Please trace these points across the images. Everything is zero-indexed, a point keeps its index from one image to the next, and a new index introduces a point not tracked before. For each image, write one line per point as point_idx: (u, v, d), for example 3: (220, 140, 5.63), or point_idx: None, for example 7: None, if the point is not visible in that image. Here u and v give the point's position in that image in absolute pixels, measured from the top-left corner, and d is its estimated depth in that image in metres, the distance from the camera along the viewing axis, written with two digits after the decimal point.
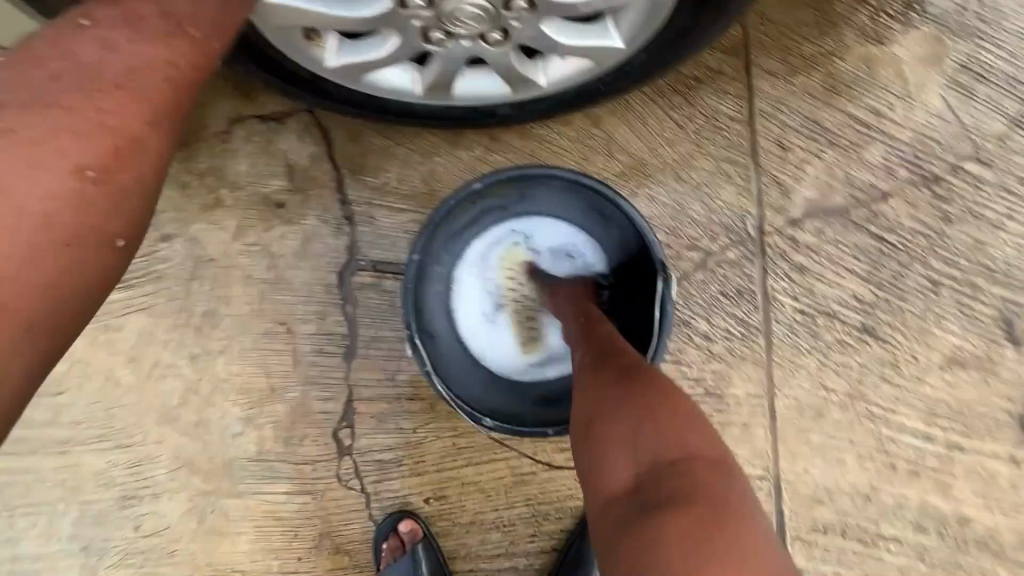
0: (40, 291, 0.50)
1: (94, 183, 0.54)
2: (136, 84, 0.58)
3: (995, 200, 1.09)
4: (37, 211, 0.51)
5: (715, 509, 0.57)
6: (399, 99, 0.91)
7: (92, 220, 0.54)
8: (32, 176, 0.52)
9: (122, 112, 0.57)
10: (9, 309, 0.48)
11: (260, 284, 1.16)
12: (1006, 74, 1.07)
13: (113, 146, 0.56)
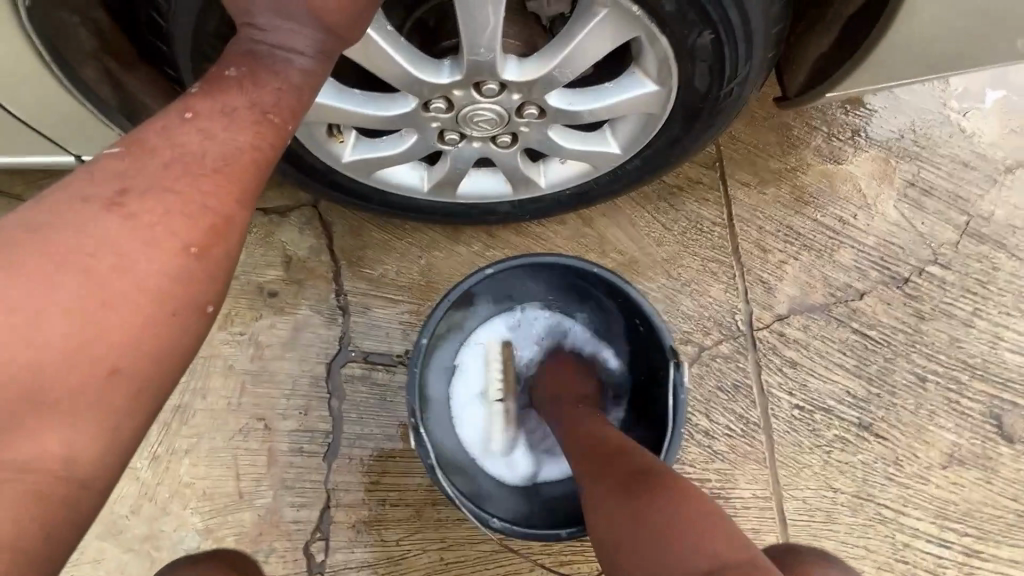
0: (129, 390, 0.45)
1: (193, 264, 0.48)
2: (228, 167, 0.51)
3: (961, 300, 1.16)
4: (129, 295, 0.45)
5: None
6: (406, 194, 0.95)
7: (180, 305, 0.47)
8: (125, 257, 0.45)
9: (223, 185, 0.50)
10: (92, 409, 0.43)
11: (242, 375, 1.10)
12: (947, 190, 1.21)
13: (205, 229, 0.49)
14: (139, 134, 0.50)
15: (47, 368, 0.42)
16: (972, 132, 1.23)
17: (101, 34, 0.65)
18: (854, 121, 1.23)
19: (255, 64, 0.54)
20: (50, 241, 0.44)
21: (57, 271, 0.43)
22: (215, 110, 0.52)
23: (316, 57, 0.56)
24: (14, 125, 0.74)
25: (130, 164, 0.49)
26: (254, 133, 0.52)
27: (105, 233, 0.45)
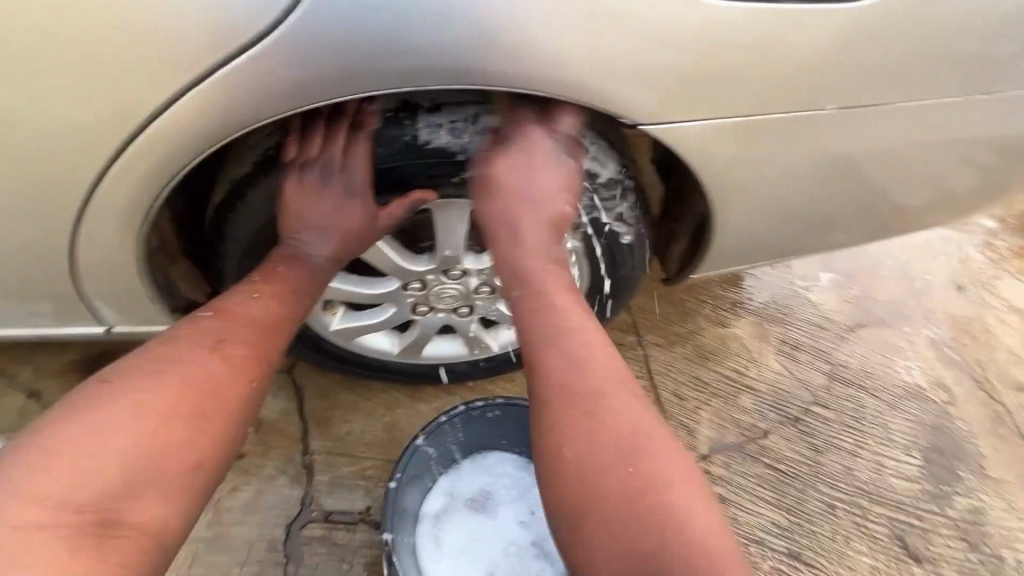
0: (198, 483, 0.60)
1: (254, 389, 0.68)
2: (280, 326, 0.74)
3: (844, 434, 1.40)
4: (214, 406, 0.63)
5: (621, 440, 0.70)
6: (379, 356, 1.12)
7: (238, 422, 0.65)
8: (216, 382, 0.65)
9: (277, 338, 0.73)
10: (176, 498, 0.58)
11: (196, 543, 1.10)
12: (811, 345, 1.52)
13: (261, 368, 0.69)
14: (221, 299, 0.73)
15: (159, 454, 0.58)
16: (818, 302, 1.59)
17: (165, 239, 0.84)
18: (732, 296, 1.56)
19: (295, 263, 0.80)
20: (167, 368, 0.63)
21: (171, 388, 0.61)
22: (273, 288, 0.76)
23: (331, 258, 0.83)
24: (48, 306, 0.88)
25: (219, 322, 0.70)
26: (296, 308, 0.77)
27: (204, 364, 0.65)
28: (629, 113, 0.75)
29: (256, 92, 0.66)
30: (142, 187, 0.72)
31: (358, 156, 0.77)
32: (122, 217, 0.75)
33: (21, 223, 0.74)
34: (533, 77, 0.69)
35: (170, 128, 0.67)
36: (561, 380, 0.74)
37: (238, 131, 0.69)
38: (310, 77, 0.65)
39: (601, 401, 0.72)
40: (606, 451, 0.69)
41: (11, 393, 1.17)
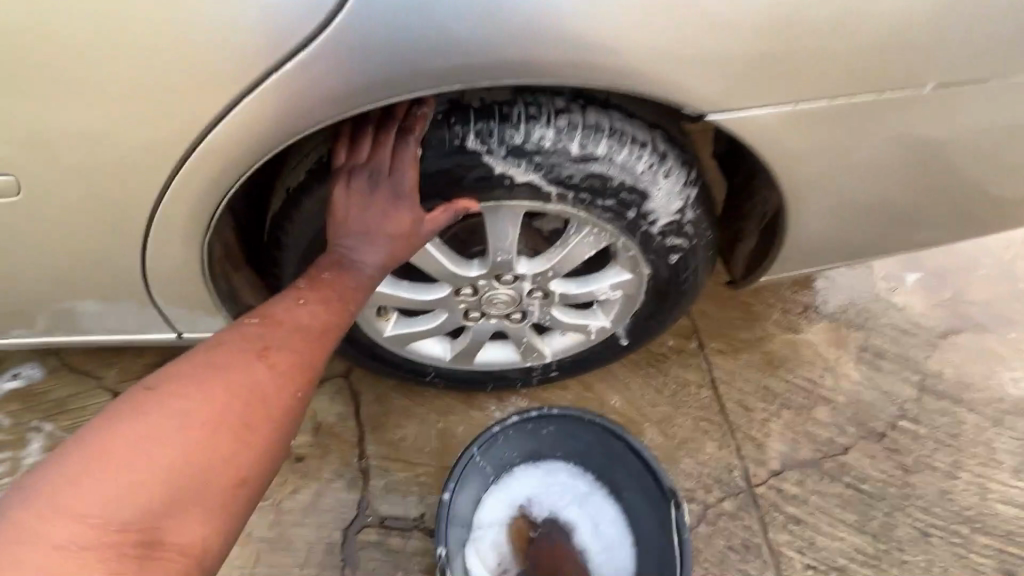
0: (238, 503, 0.58)
1: (299, 401, 0.66)
2: (323, 337, 0.72)
3: (938, 453, 1.26)
4: (258, 422, 0.61)
5: None
6: (432, 363, 1.12)
7: (277, 439, 0.63)
8: (263, 393, 0.63)
9: (321, 348, 0.71)
10: (216, 518, 0.56)
11: (258, 543, 1.13)
12: (897, 353, 1.38)
13: (303, 381, 0.67)
14: (268, 308, 0.72)
15: (205, 469, 0.56)
16: (904, 305, 1.45)
17: (229, 250, 0.87)
18: (804, 299, 1.45)
19: (341, 270, 0.77)
20: (214, 378, 0.61)
21: (217, 400, 0.60)
22: (318, 296, 0.74)
23: (379, 267, 0.78)
24: (126, 314, 0.92)
25: (264, 331, 0.69)
26: (341, 316, 0.75)
27: (250, 375, 0.63)
28: (693, 103, 0.69)
29: (305, 101, 0.66)
30: (202, 200, 0.75)
31: (406, 159, 0.74)
32: (187, 228, 0.78)
33: (97, 240, 0.78)
34: (588, 68, 0.66)
35: (222, 142, 0.69)
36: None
37: (290, 136, 0.69)
38: (356, 81, 0.65)
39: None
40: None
41: (97, 394, 1.26)
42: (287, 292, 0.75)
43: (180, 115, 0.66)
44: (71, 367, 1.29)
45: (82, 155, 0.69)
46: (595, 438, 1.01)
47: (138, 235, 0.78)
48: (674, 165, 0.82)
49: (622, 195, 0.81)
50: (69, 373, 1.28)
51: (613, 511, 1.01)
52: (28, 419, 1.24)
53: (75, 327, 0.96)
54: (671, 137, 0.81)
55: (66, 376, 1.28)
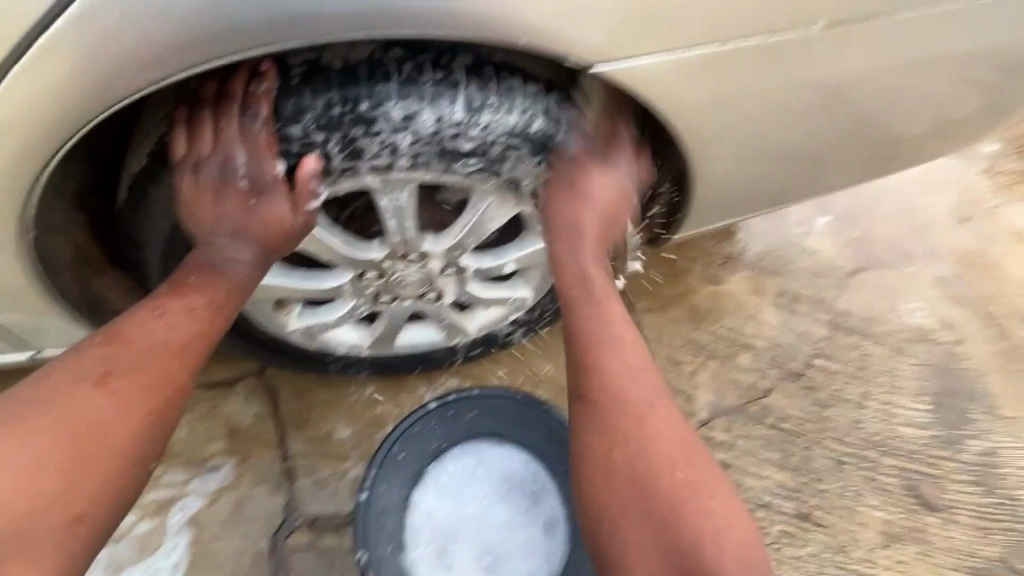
0: (87, 529, 0.58)
1: (149, 425, 0.63)
2: (184, 349, 0.68)
3: (849, 387, 1.34)
4: (101, 452, 0.60)
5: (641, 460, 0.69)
6: (348, 352, 1.04)
7: (126, 463, 0.61)
8: (99, 423, 0.60)
9: (177, 365, 0.67)
10: (58, 550, 0.56)
11: (177, 563, 1.05)
12: (811, 295, 1.44)
13: (158, 401, 0.64)
14: (126, 318, 0.67)
15: (35, 507, 0.56)
16: (816, 249, 1.50)
17: (80, 251, 0.75)
18: (725, 250, 1.47)
19: (210, 274, 0.72)
20: (50, 410, 0.59)
21: (45, 437, 0.58)
22: (185, 305, 0.69)
23: (255, 265, 0.75)
24: None
25: (108, 350, 0.64)
26: (211, 323, 0.70)
27: (87, 403, 0.60)
28: (578, 55, 0.64)
29: (106, 63, 0.55)
30: (8, 194, 0.62)
31: (261, 145, 0.68)
32: (1, 230, 0.65)
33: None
34: (457, 17, 0.59)
35: (14, 116, 0.57)
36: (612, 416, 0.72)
37: (104, 108, 0.58)
38: (177, 37, 0.55)
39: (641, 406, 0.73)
40: (642, 482, 0.68)
41: None
42: (146, 300, 0.69)
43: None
44: None
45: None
46: (522, 416, 1.00)
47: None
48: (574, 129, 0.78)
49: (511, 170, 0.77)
50: None
51: (545, 493, 0.98)
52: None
53: None
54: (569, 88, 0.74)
55: None
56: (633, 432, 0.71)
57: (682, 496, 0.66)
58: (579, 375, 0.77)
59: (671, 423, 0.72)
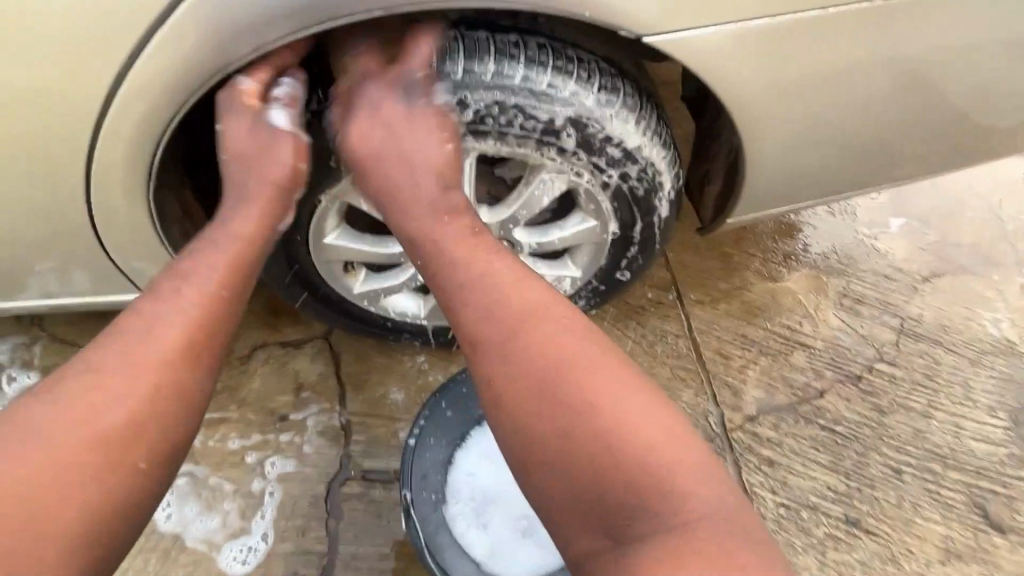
0: (148, 458, 0.59)
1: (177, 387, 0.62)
2: (234, 289, 0.69)
3: (915, 395, 1.27)
4: (158, 384, 0.61)
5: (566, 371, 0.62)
6: (404, 319, 1.12)
7: (180, 394, 0.62)
8: (156, 357, 0.62)
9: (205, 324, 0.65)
10: (122, 477, 0.57)
11: (244, 500, 1.16)
12: (877, 298, 1.38)
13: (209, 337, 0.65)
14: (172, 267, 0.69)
15: (61, 474, 0.55)
16: (886, 251, 1.43)
17: (187, 207, 0.87)
18: (785, 248, 1.43)
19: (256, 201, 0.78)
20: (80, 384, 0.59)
21: (106, 373, 0.60)
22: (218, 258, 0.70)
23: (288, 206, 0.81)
24: (89, 278, 0.91)
25: (162, 290, 0.66)
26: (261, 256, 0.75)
27: (143, 338, 0.62)
28: (636, 27, 0.67)
29: (218, 37, 0.65)
30: (135, 152, 0.73)
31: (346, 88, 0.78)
32: (127, 180, 0.76)
33: (40, 191, 0.76)
34: None
35: (147, 86, 0.67)
36: (544, 374, 0.63)
37: (215, 76, 0.68)
38: (279, 10, 0.64)
39: (541, 334, 0.65)
40: (567, 399, 0.61)
41: None
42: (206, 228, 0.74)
43: (103, 47, 0.64)
44: (52, 335, 1.26)
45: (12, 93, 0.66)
46: None
47: (78, 185, 0.76)
48: (630, 114, 0.80)
49: (562, 150, 0.81)
50: (49, 340, 1.26)
51: None
52: (8, 383, 1.22)
53: (37, 290, 0.94)
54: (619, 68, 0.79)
55: (46, 343, 1.26)
56: (540, 377, 0.63)
57: (594, 444, 0.59)
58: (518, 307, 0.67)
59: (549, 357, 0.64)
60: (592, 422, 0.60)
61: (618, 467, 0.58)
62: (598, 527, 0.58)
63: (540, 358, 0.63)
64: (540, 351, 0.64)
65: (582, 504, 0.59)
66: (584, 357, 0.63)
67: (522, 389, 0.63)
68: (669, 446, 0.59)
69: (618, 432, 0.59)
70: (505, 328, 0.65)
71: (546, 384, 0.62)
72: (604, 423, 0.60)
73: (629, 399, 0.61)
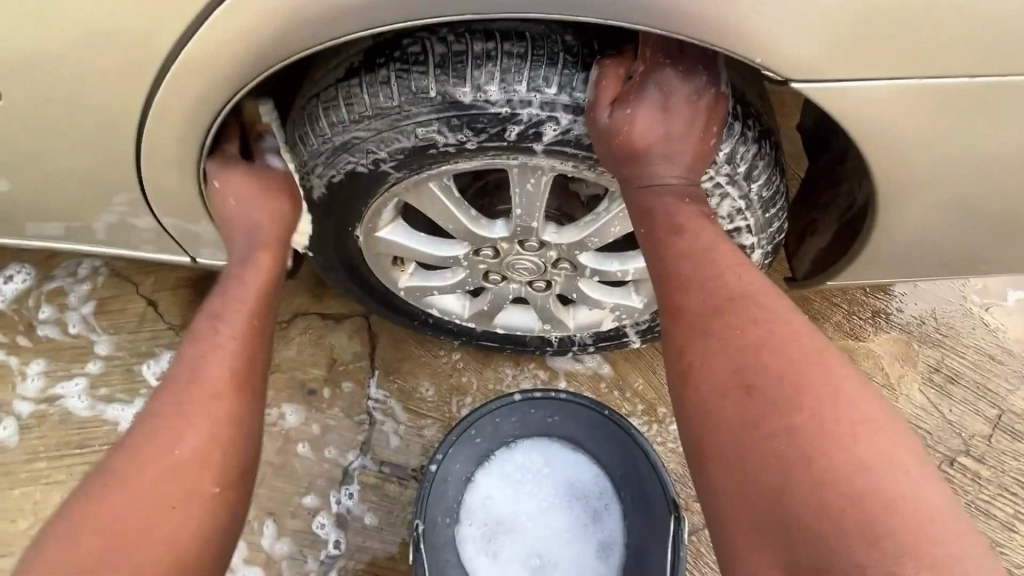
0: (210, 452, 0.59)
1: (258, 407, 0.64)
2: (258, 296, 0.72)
3: (997, 501, 1.12)
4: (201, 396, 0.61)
5: (784, 411, 0.48)
6: (447, 319, 1.05)
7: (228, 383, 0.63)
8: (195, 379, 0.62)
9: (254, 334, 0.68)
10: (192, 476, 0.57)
11: (265, 467, 1.15)
12: (974, 380, 1.21)
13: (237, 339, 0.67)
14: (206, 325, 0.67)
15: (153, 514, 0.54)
16: (996, 327, 1.24)
17: None
18: (875, 303, 1.27)
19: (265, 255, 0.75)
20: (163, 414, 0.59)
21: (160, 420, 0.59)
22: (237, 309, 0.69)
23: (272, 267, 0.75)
24: (141, 231, 0.89)
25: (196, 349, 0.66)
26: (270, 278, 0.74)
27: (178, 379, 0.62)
28: (779, 64, 0.55)
29: (293, 16, 0.57)
30: (195, 119, 0.68)
31: (624, 63, 0.64)
32: (182, 147, 0.71)
33: (96, 148, 0.73)
34: (657, 7, 0.53)
35: (212, 54, 0.61)
36: (776, 420, 0.48)
37: (282, 60, 0.61)
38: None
39: (831, 376, 0.49)
40: (813, 458, 0.45)
41: (133, 299, 1.27)
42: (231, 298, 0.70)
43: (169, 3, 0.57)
44: (109, 269, 1.29)
45: (73, 51, 0.62)
46: (605, 434, 0.95)
47: (132, 149, 0.73)
48: (744, 161, 0.67)
49: None
50: (108, 274, 1.29)
51: (607, 516, 0.94)
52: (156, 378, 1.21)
53: (91, 237, 0.93)
54: (741, 105, 0.67)
55: (105, 276, 1.29)
56: (808, 412, 0.47)
57: (852, 510, 0.43)
58: (689, 323, 0.56)
59: (856, 398, 0.48)
60: (878, 495, 0.43)
61: (891, 555, 0.41)
62: (782, 556, 0.45)
63: (812, 397, 0.48)
64: (806, 382, 0.49)
65: (792, 553, 0.44)
66: (872, 416, 0.47)
67: (760, 416, 0.49)
68: (969, 542, 0.42)
69: (902, 512, 0.42)
70: (731, 350, 0.53)
71: (810, 418, 0.47)
72: (899, 500, 0.43)
73: (925, 484, 0.44)
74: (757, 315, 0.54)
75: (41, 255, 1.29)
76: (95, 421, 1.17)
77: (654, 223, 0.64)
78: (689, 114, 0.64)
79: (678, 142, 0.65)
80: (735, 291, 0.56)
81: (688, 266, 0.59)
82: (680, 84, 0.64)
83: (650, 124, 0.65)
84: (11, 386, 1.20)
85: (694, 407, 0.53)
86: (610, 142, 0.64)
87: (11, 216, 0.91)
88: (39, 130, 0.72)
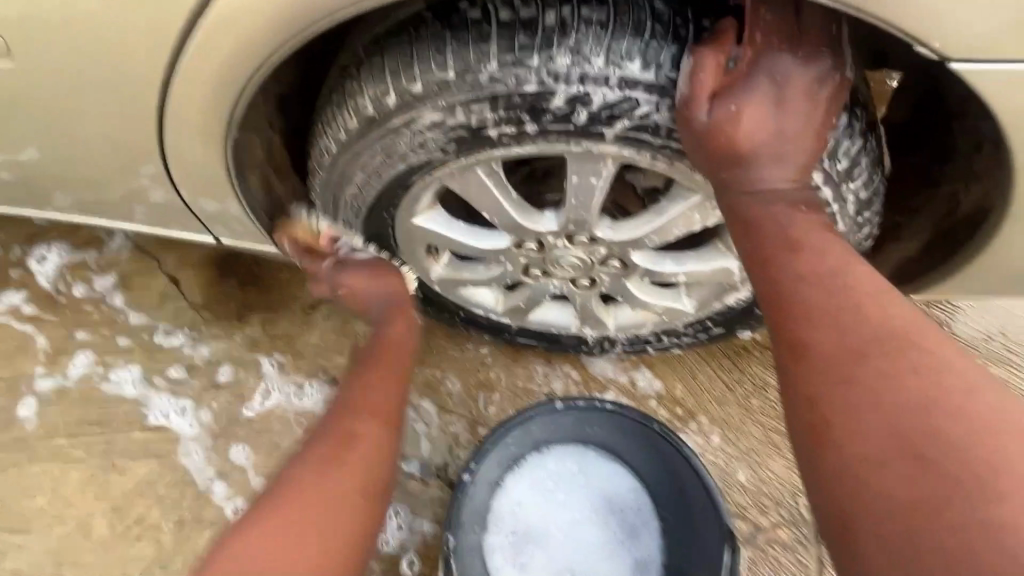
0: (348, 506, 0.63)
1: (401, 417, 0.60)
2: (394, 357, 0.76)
3: None
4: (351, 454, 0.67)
5: (961, 484, 0.42)
6: (480, 313, 0.99)
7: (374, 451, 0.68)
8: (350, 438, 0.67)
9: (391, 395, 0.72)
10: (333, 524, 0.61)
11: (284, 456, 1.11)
12: None
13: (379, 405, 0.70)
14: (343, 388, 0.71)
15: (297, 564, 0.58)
16: None
17: (271, 153, 0.76)
18: (938, 315, 1.17)
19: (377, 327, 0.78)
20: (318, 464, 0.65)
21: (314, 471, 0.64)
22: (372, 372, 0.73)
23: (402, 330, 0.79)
24: (165, 208, 0.84)
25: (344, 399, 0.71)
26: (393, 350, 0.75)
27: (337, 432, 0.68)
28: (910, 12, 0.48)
29: None
30: (225, 85, 0.62)
31: (724, 49, 0.55)
32: (209, 116, 0.65)
33: (118, 115, 0.68)
34: None
35: (250, 10, 0.55)
36: (951, 494, 0.42)
37: (329, 18, 0.55)
38: None
39: (1004, 442, 0.43)
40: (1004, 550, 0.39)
41: (156, 276, 1.23)
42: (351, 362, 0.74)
43: None
44: (133, 244, 1.25)
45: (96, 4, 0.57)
46: (651, 450, 0.88)
47: (156, 117, 0.67)
48: (851, 156, 0.61)
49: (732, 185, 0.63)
50: (131, 249, 1.25)
51: (644, 533, 0.89)
52: (263, 398, 1.15)
53: (114, 212, 0.89)
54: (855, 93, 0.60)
55: (128, 251, 1.25)
56: (998, 492, 0.41)
57: None
58: (824, 366, 0.50)
59: None
60: None
61: None
62: None
63: (997, 473, 0.42)
64: (989, 455, 0.42)
65: None
66: None
67: (929, 486, 0.43)
68: None
69: None
70: (880, 404, 0.47)
71: (1001, 500, 0.41)
72: None
73: None
74: (913, 364, 0.47)
75: (66, 227, 1.26)
76: (115, 399, 1.15)
77: (758, 238, 0.58)
78: (805, 111, 0.57)
79: (788, 144, 0.57)
80: (886, 333, 0.49)
81: (820, 294, 0.52)
82: (796, 71, 0.56)
83: (762, 123, 0.57)
84: (33, 359, 1.17)
85: (832, 466, 0.48)
86: (708, 143, 0.57)
87: (33, 185, 0.87)
88: (60, 94, 0.67)
